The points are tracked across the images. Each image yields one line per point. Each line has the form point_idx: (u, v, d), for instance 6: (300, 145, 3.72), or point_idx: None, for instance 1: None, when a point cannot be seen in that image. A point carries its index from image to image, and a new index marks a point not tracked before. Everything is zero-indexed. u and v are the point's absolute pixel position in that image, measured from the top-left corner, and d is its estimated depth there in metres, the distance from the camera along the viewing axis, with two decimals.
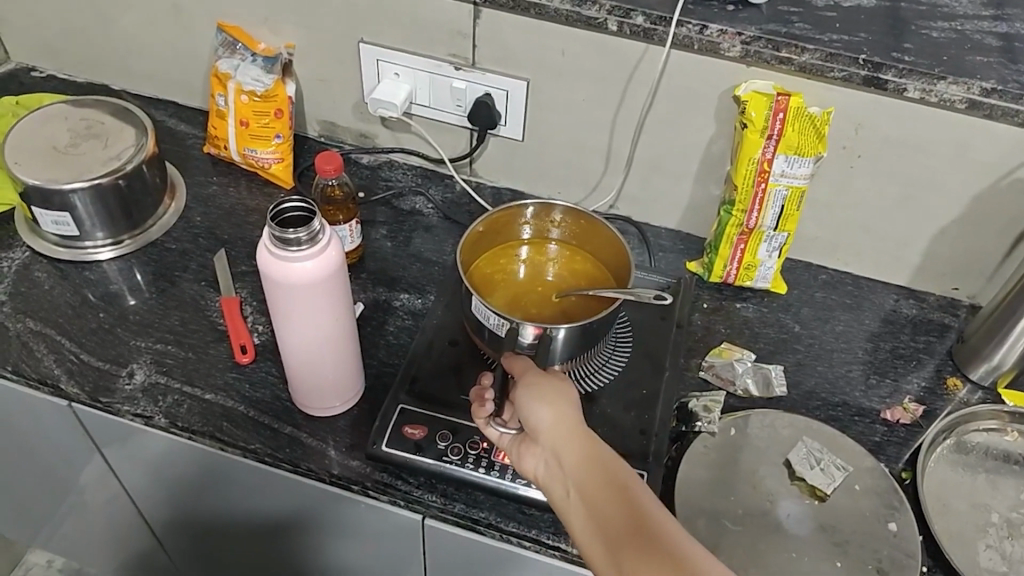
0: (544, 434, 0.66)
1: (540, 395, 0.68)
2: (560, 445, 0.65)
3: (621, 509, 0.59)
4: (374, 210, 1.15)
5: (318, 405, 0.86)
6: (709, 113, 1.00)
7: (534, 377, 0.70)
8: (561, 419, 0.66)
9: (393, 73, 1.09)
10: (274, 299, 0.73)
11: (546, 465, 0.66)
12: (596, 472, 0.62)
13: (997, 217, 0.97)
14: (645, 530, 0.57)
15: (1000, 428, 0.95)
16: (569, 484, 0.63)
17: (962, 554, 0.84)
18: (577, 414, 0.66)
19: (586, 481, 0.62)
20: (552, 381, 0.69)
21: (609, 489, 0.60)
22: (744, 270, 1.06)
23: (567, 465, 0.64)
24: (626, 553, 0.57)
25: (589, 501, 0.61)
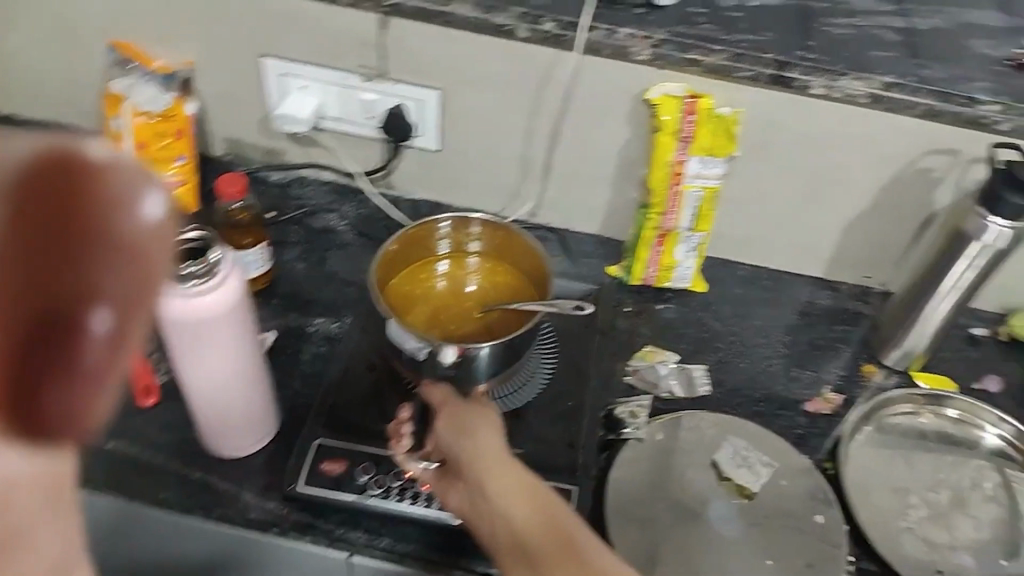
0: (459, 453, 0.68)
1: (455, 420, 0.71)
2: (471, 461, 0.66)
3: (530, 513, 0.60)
4: (284, 230, 1.12)
5: (229, 444, 0.83)
6: (622, 117, 0.99)
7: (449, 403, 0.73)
8: (482, 447, 0.67)
9: (300, 87, 1.05)
10: (173, 338, 0.70)
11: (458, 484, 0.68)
12: (506, 484, 0.63)
13: (904, 205, 1.00)
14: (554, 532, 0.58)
15: (916, 411, 0.97)
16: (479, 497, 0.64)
17: (887, 541, 0.85)
18: (498, 442, 0.67)
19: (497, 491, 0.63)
20: (475, 413, 0.71)
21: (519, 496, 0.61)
22: (663, 271, 1.06)
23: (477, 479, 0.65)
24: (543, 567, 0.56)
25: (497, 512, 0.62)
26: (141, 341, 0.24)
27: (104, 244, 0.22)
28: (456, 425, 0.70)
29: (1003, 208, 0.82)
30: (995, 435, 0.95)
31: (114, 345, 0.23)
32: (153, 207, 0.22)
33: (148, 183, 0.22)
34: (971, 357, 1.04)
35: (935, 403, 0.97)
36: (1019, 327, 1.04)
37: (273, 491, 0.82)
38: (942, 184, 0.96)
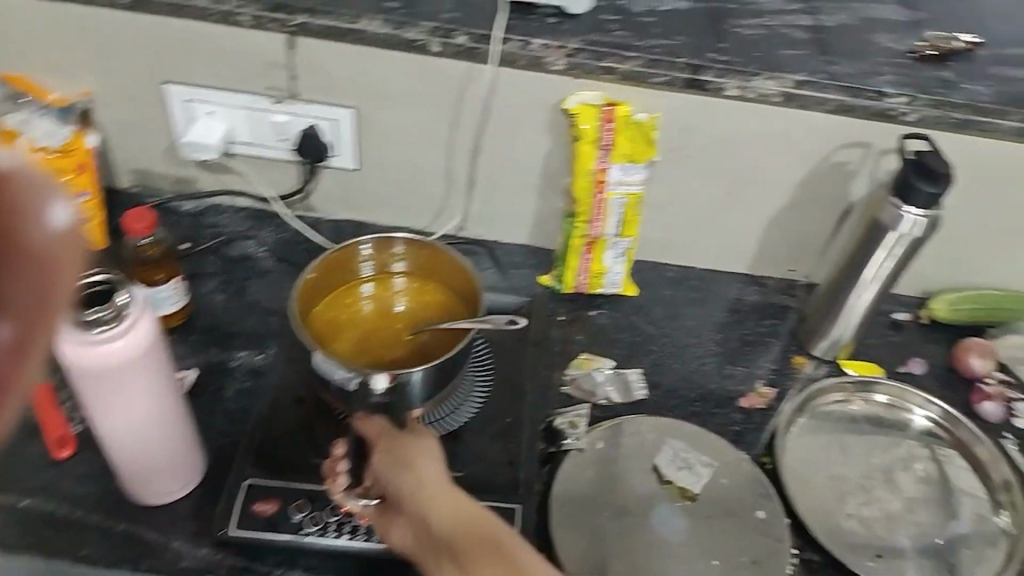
0: (412, 499, 0.63)
1: (404, 463, 0.67)
2: (428, 507, 0.62)
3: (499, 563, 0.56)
4: (201, 261, 1.07)
5: (153, 492, 0.79)
6: (542, 127, 0.99)
7: (397, 443, 0.69)
8: (424, 481, 0.64)
9: (207, 113, 1.01)
10: (85, 387, 0.66)
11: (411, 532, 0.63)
12: (470, 531, 0.59)
13: (821, 199, 1.02)
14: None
15: (846, 399, 0.99)
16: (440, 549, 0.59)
17: (827, 530, 0.87)
18: (440, 473, 0.65)
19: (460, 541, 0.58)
20: (413, 444, 0.68)
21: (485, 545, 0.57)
22: (594, 278, 1.06)
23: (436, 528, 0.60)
24: None
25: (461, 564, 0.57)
26: (41, 369, 0.25)
27: (15, 250, 0.25)
28: (395, 459, 0.67)
29: (916, 198, 0.85)
30: (923, 416, 0.98)
31: (18, 351, 0.25)
32: (58, 214, 0.25)
33: (54, 194, 0.26)
34: (894, 341, 1.07)
35: (864, 391, 0.99)
36: (938, 311, 1.07)
37: (204, 537, 0.78)
38: (857, 176, 0.99)
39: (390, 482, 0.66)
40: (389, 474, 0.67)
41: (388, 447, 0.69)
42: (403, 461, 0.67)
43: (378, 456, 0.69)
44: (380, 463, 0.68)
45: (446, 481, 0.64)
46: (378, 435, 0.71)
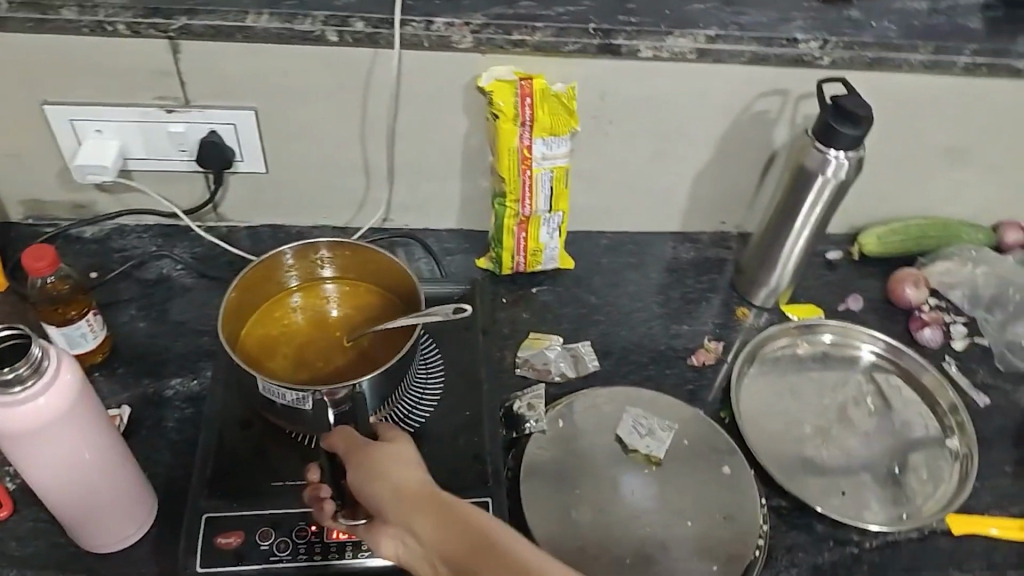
0: (405, 521, 0.59)
1: (385, 481, 0.61)
2: (425, 529, 0.58)
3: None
4: (115, 288, 1.00)
5: (105, 541, 0.74)
6: (458, 108, 0.96)
7: (372, 460, 0.63)
8: (404, 489, 0.60)
9: (95, 132, 0.94)
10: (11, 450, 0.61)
11: (416, 553, 0.59)
12: (475, 548, 0.55)
13: (745, 150, 1.03)
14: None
15: (792, 343, 1.02)
16: (451, 571, 0.56)
17: (789, 475, 0.89)
18: (420, 477, 0.61)
19: (468, 562, 0.54)
20: (385, 451, 0.64)
21: (495, 564, 0.53)
22: (532, 257, 1.04)
23: (441, 550, 0.56)
24: None
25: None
26: None
27: None
28: (369, 471, 0.63)
29: (839, 140, 0.86)
30: (869, 351, 1.01)
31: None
32: None
33: None
34: (830, 280, 1.11)
35: (810, 333, 1.02)
36: (868, 246, 1.10)
37: None
38: (778, 123, 1.00)
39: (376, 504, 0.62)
40: (372, 496, 0.62)
41: (363, 466, 0.63)
42: (382, 479, 0.62)
43: (356, 478, 0.63)
44: (360, 485, 0.63)
45: (434, 490, 0.60)
46: (347, 452, 0.66)
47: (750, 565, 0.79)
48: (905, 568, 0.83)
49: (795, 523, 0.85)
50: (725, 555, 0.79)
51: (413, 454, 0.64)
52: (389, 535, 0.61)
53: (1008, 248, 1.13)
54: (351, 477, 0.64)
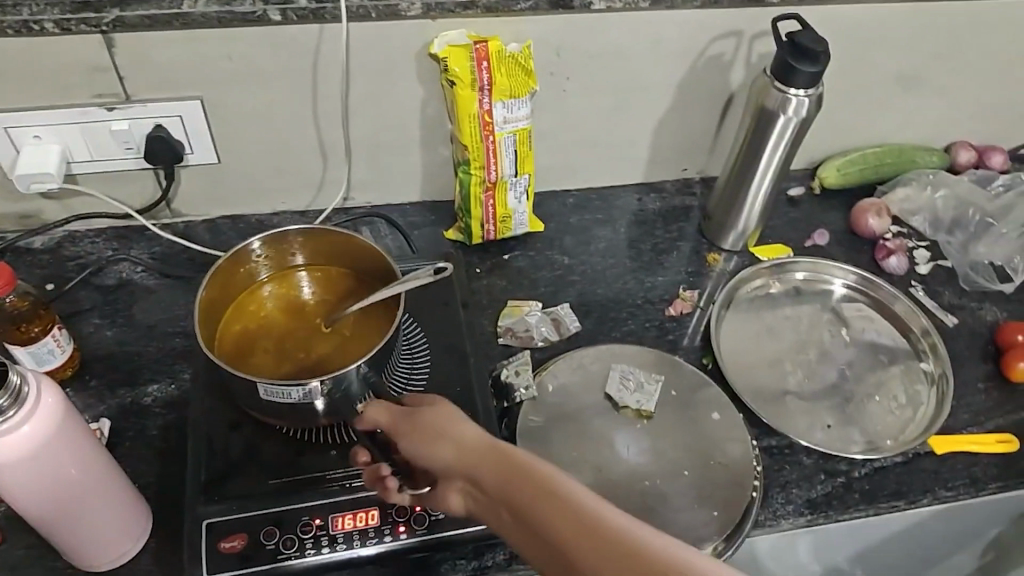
0: (463, 474, 0.58)
1: (447, 437, 0.61)
2: (486, 477, 0.57)
3: (569, 524, 0.50)
4: (75, 298, 0.96)
5: (103, 561, 0.72)
6: (411, 78, 0.93)
7: (431, 421, 0.63)
8: (456, 445, 0.60)
9: (32, 137, 0.89)
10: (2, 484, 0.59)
11: (480, 504, 0.58)
12: (533, 490, 0.53)
13: (703, 95, 1.02)
14: (611, 540, 0.49)
15: (766, 283, 1.04)
16: (512, 519, 0.55)
17: (778, 413, 0.91)
18: (470, 431, 0.61)
19: (523, 507, 0.53)
20: (430, 413, 0.64)
21: (552, 506, 0.52)
22: (501, 223, 1.02)
23: (498, 499, 0.56)
24: (577, 550, 0.50)
25: (534, 530, 0.52)
26: None
27: None
28: (419, 435, 0.63)
29: (799, 78, 0.86)
30: (842, 284, 1.05)
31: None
32: None
33: None
34: (795, 217, 1.12)
35: (780, 271, 1.05)
36: (828, 179, 1.12)
37: None
38: (734, 65, 1.00)
39: (436, 460, 0.61)
40: (431, 452, 0.61)
41: (422, 427, 0.63)
42: (442, 436, 0.61)
43: (413, 439, 0.63)
44: (419, 444, 0.62)
45: (494, 442, 0.59)
46: (401, 417, 0.65)
47: (749, 507, 0.81)
48: (894, 492, 0.86)
49: (787, 460, 0.87)
50: (724, 499, 0.81)
51: (459, 412, 0.64)
52: (452, 492, 0.60)
53: (961, 168, 1.15)
54: (401, 444, 0.64)
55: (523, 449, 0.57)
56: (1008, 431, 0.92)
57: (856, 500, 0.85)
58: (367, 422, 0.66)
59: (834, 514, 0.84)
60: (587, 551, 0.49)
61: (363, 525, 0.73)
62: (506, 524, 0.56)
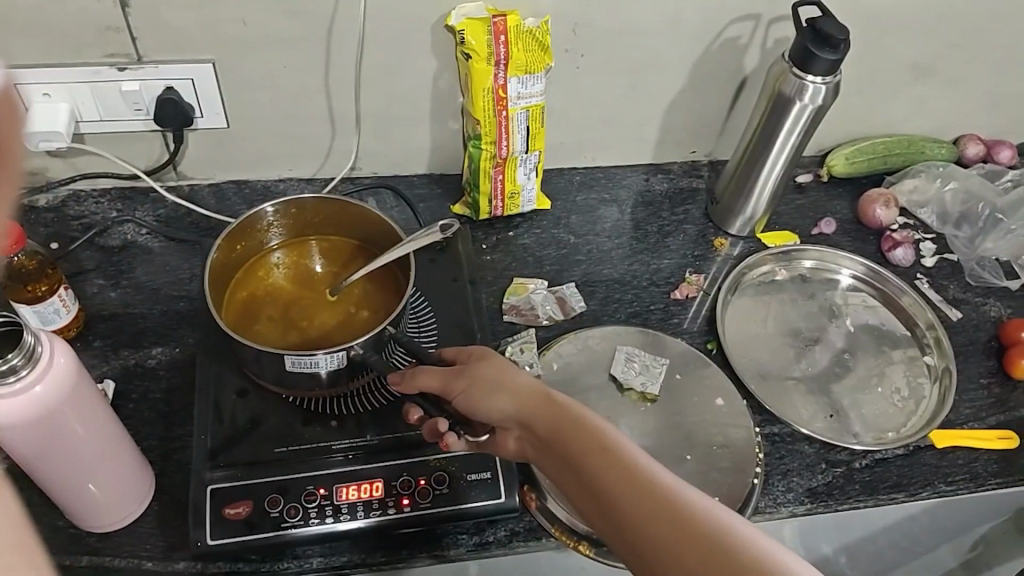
0: (521, 420, 0.67)
1: (508, 390, 0.68)
2: (543, 426, 0.65)
3: (615, 469, 0.58)
4: (78, 258, 0.95)
5: (105, 523, 0.72)
6: (426, 49, 0.92)
7: (492, 374, 0.70)
8: (513, 396, 0.68)
9: (41, 95, 0.88)
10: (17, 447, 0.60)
11: (535, 450, 0.66)
12: (603, 455, 0.60)
13: (717, 77, 1.01)
14: (668, 503, 0.55)
15: (773, 270, 1.05)
16: (563, 460, 0.63)
17: (781, 401, 0.93)
18: (527, 383, 0.68)
19: (576, 452, 0.61)
20: (484, 367, 0.71)
21: (602, 454, 0.60)
22: (509, 200, 1.02)
23: (554, 445, 0.64)
24: (619, 490, 0.57)
25: (594, 483, 0.59)
26: None
27: None
28: (474, 385, 0.70)
29: (817, 66, 0.86)
30: (848, 275, 1.06)
31: None
32: None
33: None
34: (802, 204, 1.12)
35: (787, 260, 1.06)
36: (836, 167, 1.12)
37: (179, 551, 0.73)
38: (749, 49, 0.99)
39: (506, 415, 0.68)
40: (502, 408, 0.68)
41: (482, 379, 0.70)
42: (511, 392, 0.68)
43: (470, 389, 0.70)
44: (487, 399, 0.68)
45: (548, 394, 0.67)
46: (453, 373, 0.71)
47: (750, 492, 0.83)
48: (894, 484, 0.87)
49: (788, 449, 0.88)
50: (726, 486, 0.83)
51: (511, 365, 0.71)
52: (507, 437, 0.68)
53: (969, 162, 1.15)
54: (454, 393, 0.71)
55: (582, 408, 0.65)
56: (1008, 427, 0.93)
57: (855, 492, 0.86)
58: (418, 377, 0.72)
59: (834, 504, 0.85)
60: (639, 504, 0.56)
61: (367, 497, 0.74)
62: (556, 467, 0.64)
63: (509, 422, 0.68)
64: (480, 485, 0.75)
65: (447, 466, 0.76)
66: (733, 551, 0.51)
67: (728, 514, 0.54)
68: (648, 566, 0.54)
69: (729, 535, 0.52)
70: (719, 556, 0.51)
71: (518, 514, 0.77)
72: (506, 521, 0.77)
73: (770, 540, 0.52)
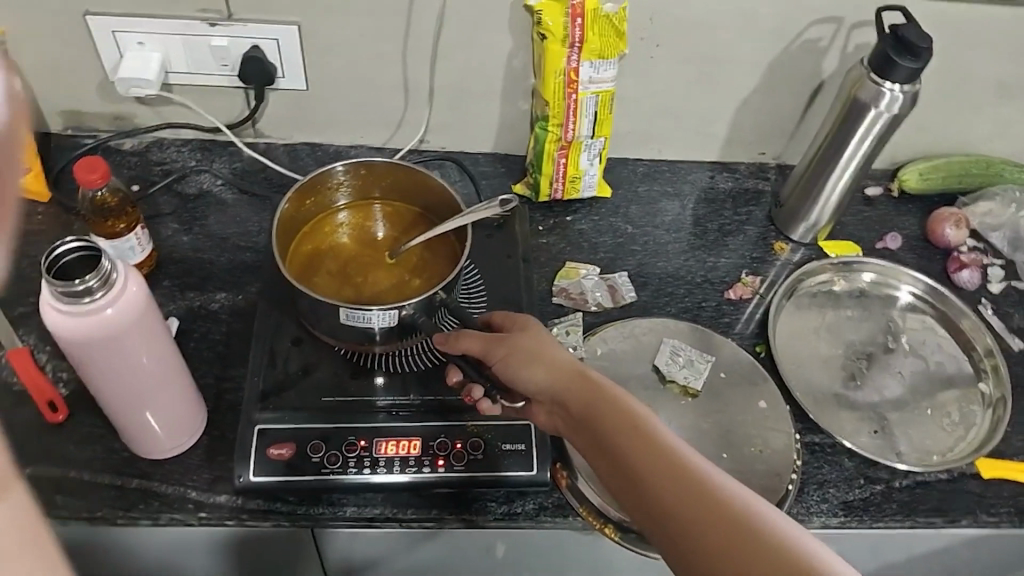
0: (557, 396, 0.68)
1: (547, 365, 0.69)
2: (579, 403, 0.66)
3: (648, 451, 0.59)
4: (155, 201, 1.00)
5: (159, 450, 0.77)
6: (502, 28, 0.94)
7: (532, 347, 0.71)
8: (552, 371, 0.69)
9: (136, 43, 0.92)
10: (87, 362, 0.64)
11: (571, 427, 0.67)
12: (637, 435, 0.61)
13: (793, 79, 1.00)
14: (713, 498, 0.54)
15: (831, 280, 1.04)
16: (596, 438, 0.64)
17: (825, 411, 0.92)
18: (566, 360, 0.69)
19: (610, 431, 0.62)
20: (525, 339, 0.72)
21: (636, 435, 0.61)
22: (570, 184, 1.03)
23: (588, 423, 0.65)
24: (650, 472, 0.58)
25: (626, 463, 0.60)
26: None
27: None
28: (514, 358, 0.71)
29: (897, 74, 0.84)
30: (908, 292, 1.03)
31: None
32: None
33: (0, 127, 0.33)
34: (868, 216, 1.10)
35: (847, 271, 1.04)
36: (908, 182, 1.09)
37: (223, 485, 0.77)
38: (828, 53, 0.97)
39: (543, 390, 0.69)
40: (540, 382, 0.69)
41: (522, 352, 0.71)
42: (550, 367, 0.69)
43: (510, 361, 0.71)
44: (527, 371, 0.70)
45: (586, 373, 0.68)
46: (495, 343, 0.73)
47: (783, 497, 0.83)
48: (934, 508, 0.85)
49: (827, 460, 0.87)
50: (758, 487, 0.83)
51: (551, 339, 0.72)
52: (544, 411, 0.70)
53: None
54: (494, 364, 0.72)
55: (619, 388, 0.65)
56: None
57: (893, 511, 0.84)
58: (461, 345, 0.73)
59: (869, 520, 0.84)
60: (670, 487, 0.56)
61: (404, 453, 0.77)
62: (589, 444, 0.65)
63: (545, 396, 0.69)
64: (513, 455, 0.77)
65: (483, 433, 0.78)
66: (779, 552, 0.50)
67: (775, 514, 0.53)
68: (676, 548, 0.55)
69: (776, 534, 0.52)
70: (766, 556, 0.51)
71: (548, 490, 0.78)
72: (536, 495, 0.78)
73: (817, 537, 0.52)
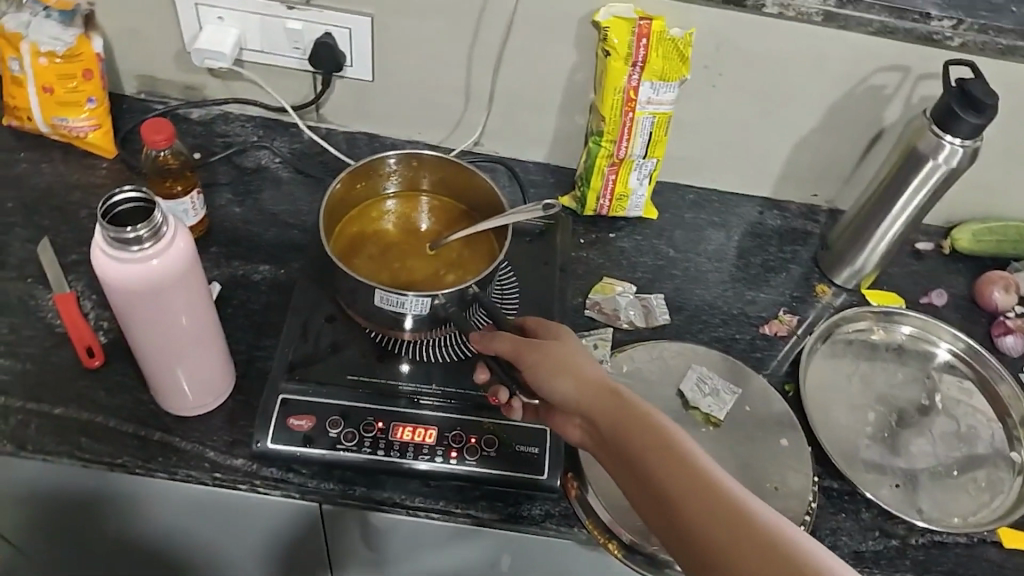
0: (584, 409, 0.67)
1: (575, 376, 0.69)
2: (607, 419, 0.66)
3: (676, 472, 0.59)
4: (214, 171, 1.04)
5: (185, 407, 0.79)
6: (569, 41, 0.95)
7: (562, 357, 0.71)
8: (580, 383, 0.69)
9: (216, 18, 0.96)
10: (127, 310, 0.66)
11: (598, 441, 0.67)
12: (664, 455, 0.60)
13: (855, 123, 1.00)
14: (745, 522, 0.54)
15: (869, 328, 1.02)
16: (623, 455, 0.63)
17: (847, 458, 0.90)
18: (595, 372, 0.69)
19: (637, 450, 0.62)
20: (555, 347, 0.72)
21: (664, 454, 0.60)
22: (617, 201, 1.03)
23: (615, 439, 0.64)
24: (679, 493, 0.58)
25: (653, 482, 0.60)
26: None
27: None
28: (543, 366, 0.71)
29: (958, 127, 0.83)
30: (947, 350, 1.01)
31: None
32: None
33: None
34: (916, 270, 1.08)
35: (887, 321, 1.02)
36: (961, 241, 1.07)
37: (241, 449, 0.78)
38: (892, 101, 0.97)
39: (570, 401, 0.68)
40: (568, 393, 0.69)
41: (551, 361, 0.70)
42: (579, 378, 0.69)
43: (539, 368, 0.71)
44: (556, 381, 0.69)
45: (614, 387, 0.67)
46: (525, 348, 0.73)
47: None
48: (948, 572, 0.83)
49: (843, 507, 0.86)
50: None
51: (580, 349, 0.72)
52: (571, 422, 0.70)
53: None
54: (523, 371, 0.72)
55: (648, 405, 0.65)
56: None
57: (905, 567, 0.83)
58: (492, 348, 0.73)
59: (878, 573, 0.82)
60: (699, 509, 0.56)
61: (419, 441, 0.78)
62: (615, 460, 0.64)
63: (572, 407, 0.69)
64: (525, 457, 0.78)
65: (498, 431, 0.78)
66: None
67: (806, 540, 0.54)
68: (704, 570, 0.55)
69: (808, 567, 0.52)
70: None
71: (556, 497, 0.78)
72: (543, 501, 0.78)
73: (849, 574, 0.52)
